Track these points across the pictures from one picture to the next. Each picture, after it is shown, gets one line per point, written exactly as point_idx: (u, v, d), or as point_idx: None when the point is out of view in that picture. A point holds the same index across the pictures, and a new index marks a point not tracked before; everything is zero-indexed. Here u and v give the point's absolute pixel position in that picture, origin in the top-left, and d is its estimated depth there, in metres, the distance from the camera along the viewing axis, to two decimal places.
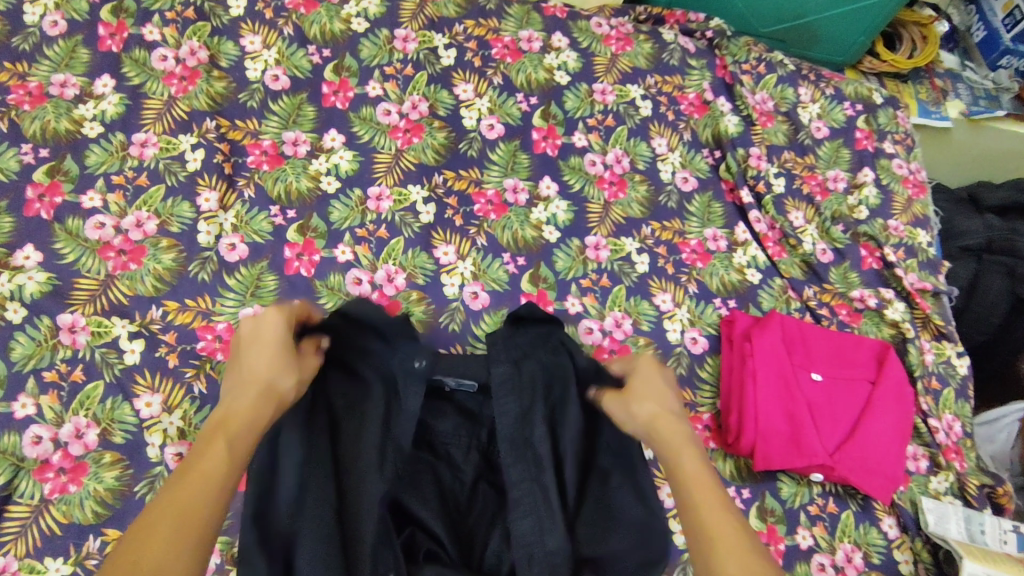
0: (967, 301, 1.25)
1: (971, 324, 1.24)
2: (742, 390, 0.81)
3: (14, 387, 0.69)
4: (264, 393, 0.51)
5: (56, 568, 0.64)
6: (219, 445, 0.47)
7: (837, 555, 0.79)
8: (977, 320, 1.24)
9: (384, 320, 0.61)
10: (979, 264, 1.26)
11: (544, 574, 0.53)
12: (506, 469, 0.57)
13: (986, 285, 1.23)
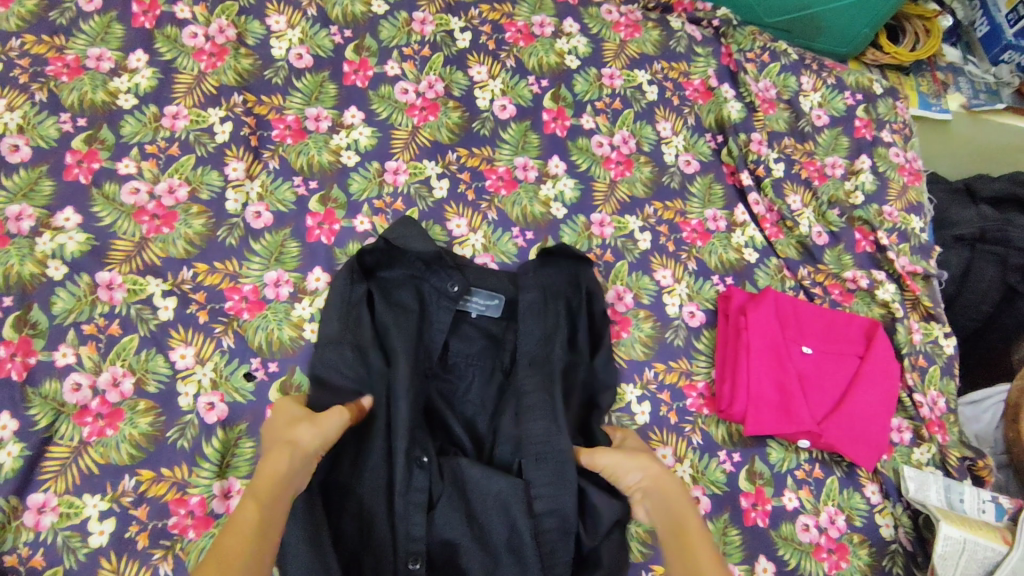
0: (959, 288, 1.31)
1: (962, 310, 1.31)
2: (735, 361, 0.86)
3: (55, 338, 0.74)
4: (283, 446, 0.60)
5: (93, 503, 0.70)
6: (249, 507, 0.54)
7: (821, 516, 0.85)
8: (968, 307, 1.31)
9: (422, 250, 0.78)
10: (973, 253, 1.30)
11: (552, 465, 0.69)
12: (524, 379, 0.73)
13: (978, 273, 1.29)
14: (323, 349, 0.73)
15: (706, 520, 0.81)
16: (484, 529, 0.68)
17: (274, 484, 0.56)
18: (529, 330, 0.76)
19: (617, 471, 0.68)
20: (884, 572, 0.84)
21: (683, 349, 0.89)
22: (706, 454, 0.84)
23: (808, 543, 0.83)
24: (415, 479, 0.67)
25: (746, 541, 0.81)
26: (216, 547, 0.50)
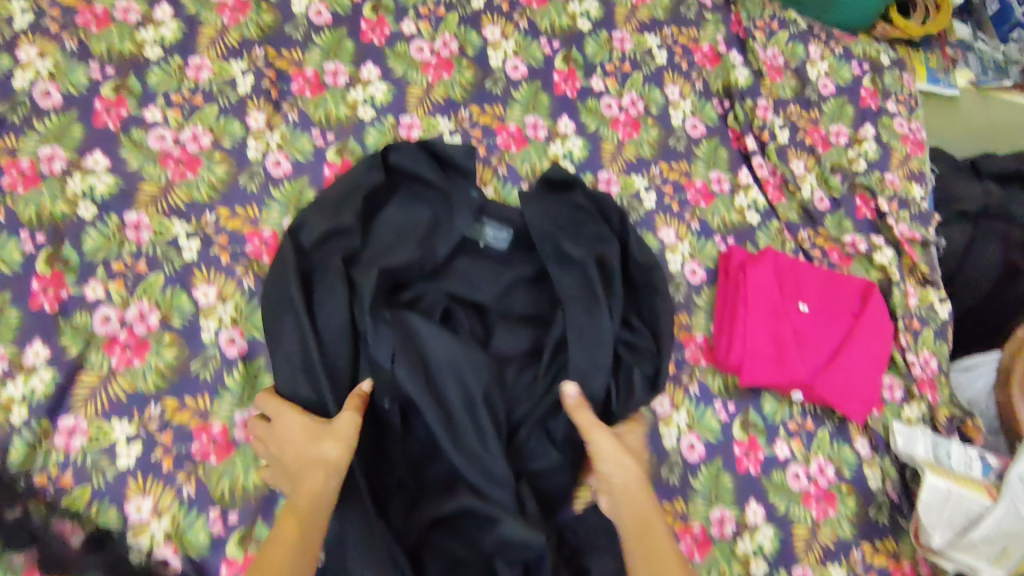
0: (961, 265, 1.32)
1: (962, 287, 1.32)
2: (734, 316, 0.89)
3: (86, 274, 0.78)
4: (316, 460, 0.66)
5: (121, 428, 0.74)
6: (290, 524, 0.62)
7: (811, 466, 0.89)
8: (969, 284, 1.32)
9: (454, 155, 0.86)
10: (977, 229, 1.33)
11: (591, 344, 0.80)
12: (564, 281, 0.83)
13: (980, 250, 1.31)
14: (317, 211, 0.81)
15: (700, 464, 0.85)
16: (441, 396, 0.75)
17: (313, 501, 0.64)
18: (540, 238, 0.85)
19: (604, 455, 0.70)
20: (870, 520, 0.88)
21: (684, 304, 0.92)
22: (703, 403, 0.88)
23: (798, 491, 0.87)
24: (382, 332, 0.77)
25: (737, 485, 0.85)
26: None
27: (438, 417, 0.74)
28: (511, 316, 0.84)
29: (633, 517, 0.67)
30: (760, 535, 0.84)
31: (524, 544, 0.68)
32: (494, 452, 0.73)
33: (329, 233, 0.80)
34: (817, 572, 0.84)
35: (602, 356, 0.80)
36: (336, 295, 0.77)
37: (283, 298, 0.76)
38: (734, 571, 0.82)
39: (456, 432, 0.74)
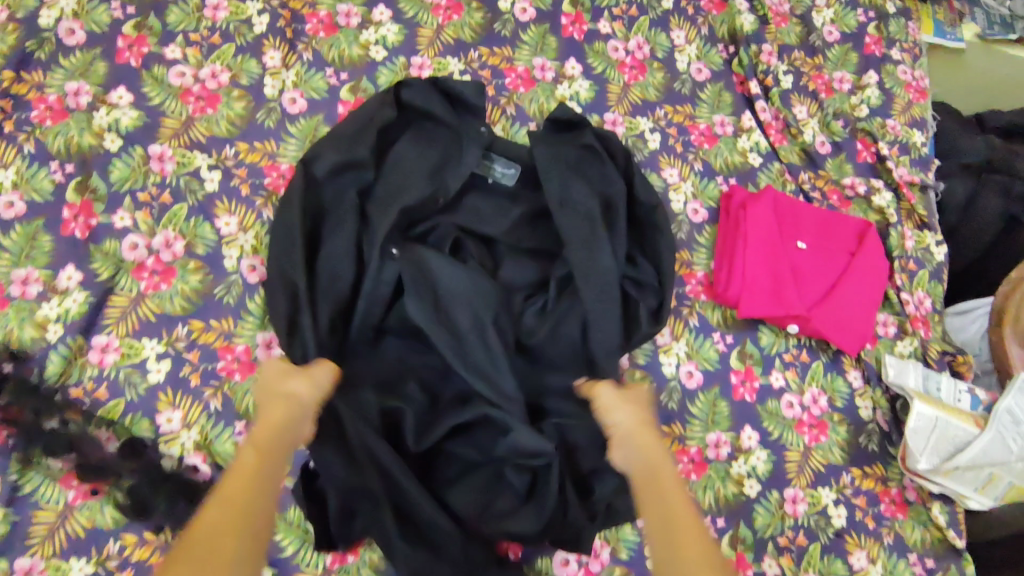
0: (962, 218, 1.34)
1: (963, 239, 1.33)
2: (733, 252, 0.92)
3: (114, 203, 0.82)
4: (282, 398, 0.67)
5: (151, 346, 0.79)
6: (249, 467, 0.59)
7: (805, 395, 0.93)
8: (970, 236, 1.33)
9: (465, 92, 0.90)
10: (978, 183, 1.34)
11: (597, 280, 0.82)
12: (574, 220, 0.84)
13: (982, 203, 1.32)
14: (331, 144, 0.84)
15: (698, 391, 0.90)
16: (450, 321, 0.79)
17: (276, 433, 0.63)
18: (549, 180, 0.86)
19: (607, 406, 0.71)
20: (860, 447, 0.92)
21: (686, 241, 0.95)
22: (701, 335, 0.92)
23: (791, 418, 0.91)
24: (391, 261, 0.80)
25: (733, 411, 0.90)
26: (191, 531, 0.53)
27: (449, 341, 0.78)
28: (518, 249, 0.88)
29: (637, 457, 0.67)
30: (753, 458, 0.88)
31: (533, 452, 0.75)
32: (502, 374, 0.77)
33: (338, 167, 0.82)
34: (807, 493, 0.89)
35: (613, 293, 0.83)
36: (345, 227, 0.80)
37: (290, 228, 0.79)
38: (729, 490, 0.86)
39: (466, 357, 0.78)
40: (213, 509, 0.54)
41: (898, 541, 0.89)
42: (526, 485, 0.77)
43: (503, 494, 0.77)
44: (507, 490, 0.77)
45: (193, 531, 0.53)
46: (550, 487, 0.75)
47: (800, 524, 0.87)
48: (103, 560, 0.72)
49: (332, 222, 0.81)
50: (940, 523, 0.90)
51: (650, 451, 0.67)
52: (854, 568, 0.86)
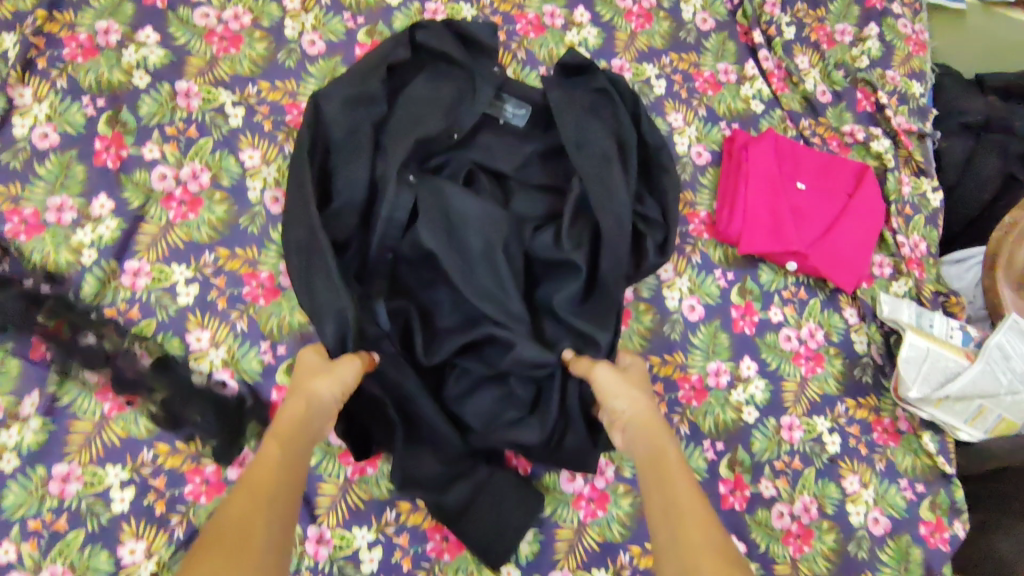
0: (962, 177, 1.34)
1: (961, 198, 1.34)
2: (735, 191, 0.96)
3: (143, 136, 0.86)
4: (304, 394, 0.68)
5: (180, 271, 0.83)
6: (274, 447, 0.60)
7: (802, 330, 0.97)
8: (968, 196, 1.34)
9: (477, 37, 0.94)
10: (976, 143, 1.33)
11: (605, 214, 0.85)
12: (583, 160, 0.87)
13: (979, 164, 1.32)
14: (348, 79, 0.87)
15: (699, 324, 0.94)
16: (463, 247, 0.82)
17: (297, 427, 0.64)
18: (562, 117, 0.90)
19: (609, 392, 0.74)
20: (855, 380, 0.96)
21: (689, 182, 0.99)
22: (704, 271, 0.96)
23: (789, 351, 0.95)
24: (405, 189, 0.83)
25: (733, 343, 0.94)
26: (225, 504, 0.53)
27: (457, 265, 0.82)
28: (529, 185, 0.92)
29: (645, 446, 0.68)
30: (752, 387, 0.93)
31: (537, 363, 0.80)
32: (510, 296, 0.81)
33: (352, 100, 0.85)
34: (803, 421, 0.93)
35: (623, 212, 0.85)
36: (359, 155, 0.84)
37: (306, 152, 0.81)
38: (727, 416, 0.91)
39: (475, 282, 0.82)
40: (239, 492, 0.54)
41: (889, 467, 0.93)
42: (532, 399, 0.83)
43: (508, 409, 0.82)
44: (512, 402, 0.83)
45: (220, 511, 0.52)
46: (553, 400, 0.81)
47: (796, 449, 0.92)
48: (137, 467, 0.77)
49: (348, 151, 0.85)
50: (930, 451, 0.94)
51: (656, 437, 0.68)
52: (847, 491, 0.91)
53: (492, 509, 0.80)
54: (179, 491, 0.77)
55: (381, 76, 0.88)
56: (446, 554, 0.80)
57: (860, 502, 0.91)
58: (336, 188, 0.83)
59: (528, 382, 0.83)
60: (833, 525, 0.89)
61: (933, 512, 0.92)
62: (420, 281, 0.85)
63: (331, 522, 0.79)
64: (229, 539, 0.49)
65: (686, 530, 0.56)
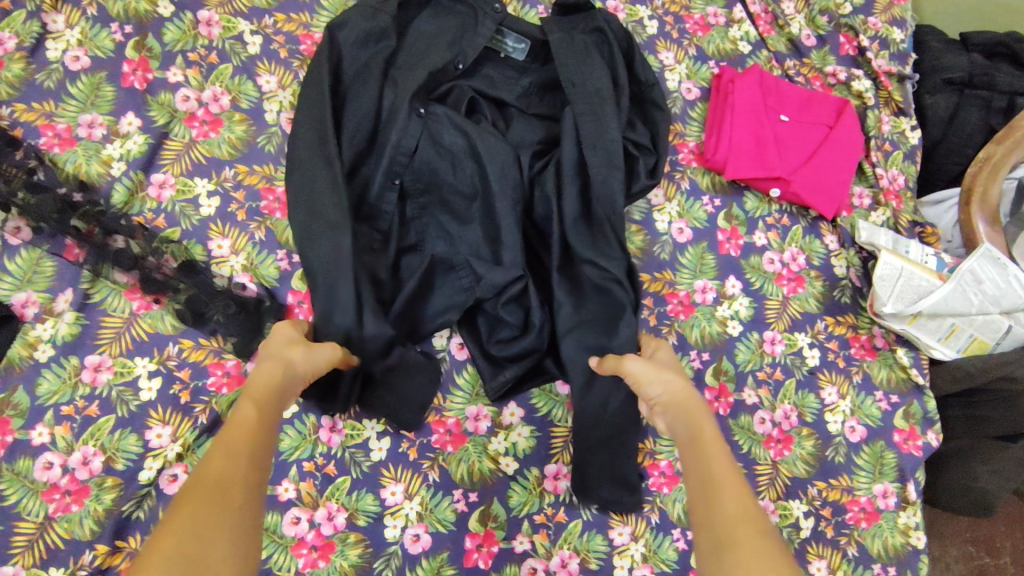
0: (945, 131, 1.27)
1: (945, 155, 1.28)
2: (722, 122, 1.02)
3: (167, 61, 0.93)
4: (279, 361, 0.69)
5: (202, 185, 0.89)
6: (249, 405, 0.61)
7: (785, 254, 1.03)
8: (952, 150, 1.27)
9: None
10: (961, 98, 1.26)
11: (603, 150, 0.88)
12: (577, 97, 0.91)
13: (963, 117, 1.25)
14: (360, 15, 0.90)
15: (688, 245, 1.00)
16: (461, 175, 0.89)
17: (273, 390, 0.65)
18: (562, 60, 0.93)
19: (643, 379, 0.74)
20: (834, 300, 1.02)
21: (680, 116, 1.06)
22: (693, 197, 1.02)
23: (771, 272, 1.01)
24: (413, 124, 0.88)
25: (719, 263, 1.00)
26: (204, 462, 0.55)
27: (467, 189, 0.89)
28: (528, 114, 0.97)
29: (683, 421, 0.69)
30: (736, 303, 0.98)
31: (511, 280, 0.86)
32: (503, 221, 0.87)
33: (362, 35, 0.90)
34: (785, 336, 0.99)
35: (615, 161, 0.89)
36: (368, 84, 0.89)
37: (321, 82, 0.85)
38: (713, 328, 0.96)
39: (474, 211, 0.90)
40: (217, 452, 0.56)
41: (866, 380, 0.99)
42: (521, 321, 0.89)
43: (503, 325, 0.89)
44: (506, 325, 0.89)
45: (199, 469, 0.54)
46: (533, 308, 0.87)
47: (778, 362, 0.97)
48: (163, 359, 0.83)
49: (359, 84, 0.89)
50: (904, 364, 1.00)
51: (696, 415, 0.69)
52: (825, 402, 0.97)
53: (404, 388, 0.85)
54: (202, 382, 0.83)
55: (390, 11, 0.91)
56: (449, 446, 0.86)
57: (837, 412, 0.97)
58: (347, 113, 0.88)
59: (514, 307, 0.89)
60: (812, 432, 0.95)
61: (907, 421, 0.98)
62: (420, 204, 0.91)
63: (343, 414, 0.85)
64: (207, 503, 0.50)
65: (724, 498, 0.58)
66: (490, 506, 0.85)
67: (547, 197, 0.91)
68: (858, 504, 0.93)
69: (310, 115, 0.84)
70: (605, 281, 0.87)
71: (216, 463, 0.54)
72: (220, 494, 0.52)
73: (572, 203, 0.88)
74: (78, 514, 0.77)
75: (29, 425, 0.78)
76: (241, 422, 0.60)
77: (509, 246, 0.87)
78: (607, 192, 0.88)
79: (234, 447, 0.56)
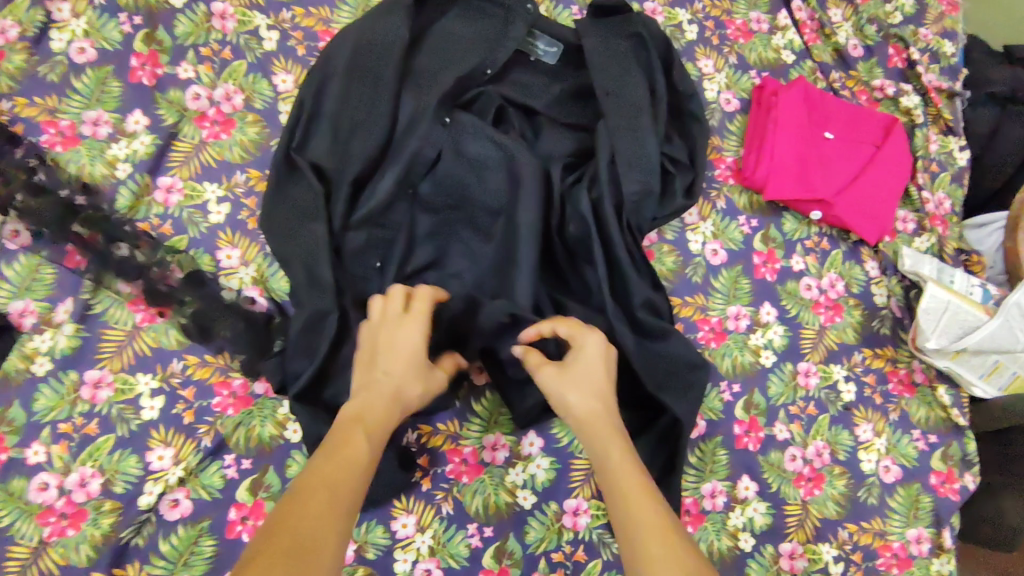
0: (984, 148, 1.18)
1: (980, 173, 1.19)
2: (764, 137, 0.97)
3: (178, 56, 0.87)
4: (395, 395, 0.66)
5: (212, 190, 0.84)
6: (358, 437, 0.60)
7: (823, 280, 0.97)
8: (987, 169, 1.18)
9: None
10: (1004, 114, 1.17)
11: (638, 171, 0.84)
12: (612, 110, 0.85)
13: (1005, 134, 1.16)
14: (381, 15, 0.85)
15: (722, 268, 0.94)
16: (485, 189, 0.83)
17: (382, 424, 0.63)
18: (597, 65, 0.87)
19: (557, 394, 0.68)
20: (873, 331, 0.97)
21: (718, 129, 1.00)
22: (728, 217, 0.97)
23: (809, 299, 0.96)
24: (436, 134, 0.83)
25: (755, 289, 0.94)
26: (297, 491, 0.53)
27: (489, 203, 0.83)
28: (558, 122, 0.91)
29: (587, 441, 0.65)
30: (771, 332, 0.93)
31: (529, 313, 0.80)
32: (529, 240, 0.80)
33: (376, 36, 0.84)
34: (820, 368, 0.93)
35: (650, 180, 0.85)
36: (382, 87, 0.84)
37: (344, 89, 0.83)
38: (745, 358, 0.91)
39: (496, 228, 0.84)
40: (312, 482, 0.54)
41: (903, 417, 0.94)
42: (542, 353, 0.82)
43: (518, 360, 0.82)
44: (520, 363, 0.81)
45: (287, 500, 0.52)
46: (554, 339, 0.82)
47: (811, 396, 0.92)
48: (167, 376, 0.78)
49: (374, 86, 0.83)
50: (945, 403, 0.95)
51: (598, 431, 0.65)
52: (860, 439, 0.92)
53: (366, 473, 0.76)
54: (207, 402, 0.78)
55: (409, 11, 0.86)
56: (465, 477, 0.82)
57: (872, 450, 0.92)
58: (361, 117, 0.83)
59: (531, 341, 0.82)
60: (845, 471, 0.90)
61: (945, 463, 0.93)
62: (439, 217, 0.84)
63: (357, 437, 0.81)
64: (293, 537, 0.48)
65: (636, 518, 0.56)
66: (506, 542, 0.80)
67: (581, 218, 0.84)
68: (890, 549, 0.89)
69: (326, 130, 0.82)
70: (632, 312, 0.83)
71: (310, 495, 0.52)
72: (307, 532, 0.49)
73: (617, 231, 0.83)
74: (74, 539, 0.72)
75: (24, 443, 0.74)
76: (347, 458, 0.58)
77: (524, 268, 0.80)
78: (636, 215, 0.86)
79: (333, 478, 0.55)
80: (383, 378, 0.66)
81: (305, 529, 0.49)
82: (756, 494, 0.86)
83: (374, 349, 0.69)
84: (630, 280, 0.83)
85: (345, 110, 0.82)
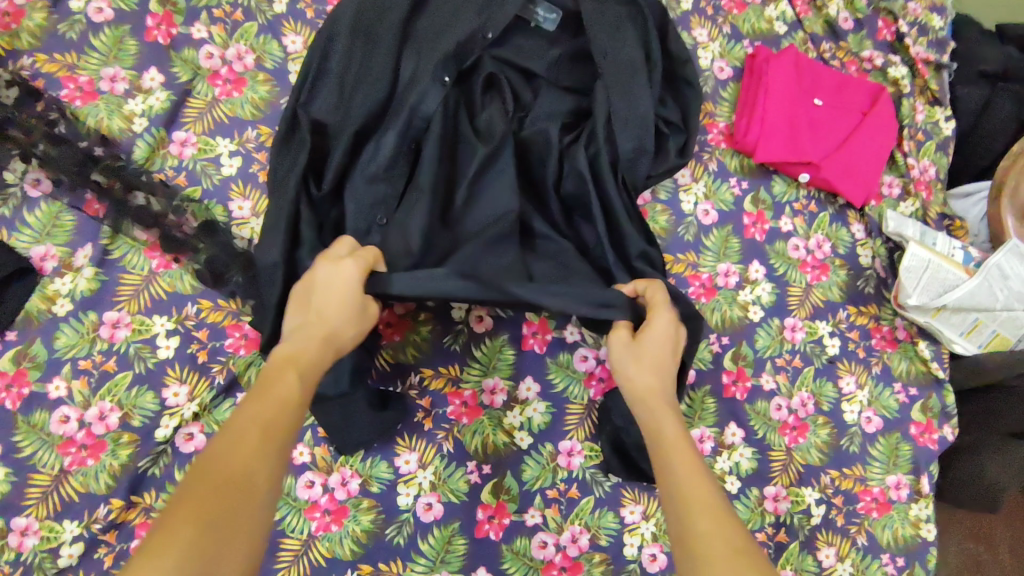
0: (974, 122, 1.21)
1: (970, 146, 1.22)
2: (755, 103, 1.00)
3: (191, 17, 0.91)
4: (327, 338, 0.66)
5: (224, 144, 0.88)
6: (291, 376, 0.60)
7: (811, 241, 1.01)
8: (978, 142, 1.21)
9: None
10: (993, 91, 1.21)
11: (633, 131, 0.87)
12: (607, 73, 0.89)
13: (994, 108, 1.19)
14: None
15: (713, 227, 0.98)
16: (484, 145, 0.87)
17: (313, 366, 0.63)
18: (593, 29, 0.90)
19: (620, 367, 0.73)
20: (857, 289, 1.01)
21: (711, 95, 1.04)
22: (720, 178, 1.00)
23: (796, 259, 1.00)
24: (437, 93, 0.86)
25: (744, 247, 0.98)
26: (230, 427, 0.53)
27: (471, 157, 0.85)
28: (557, 85, 0.94)
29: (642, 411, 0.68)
30: (759, 288, 0.97)
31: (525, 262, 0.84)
32: None
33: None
34: (806, 323, 0.97)
35: (645, 139, 0.88)
36: (386, 48, 0.87)
37: (347, 50, 0.86)
38: (734, 312, 0.95)
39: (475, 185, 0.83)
40: (244, 419, 0.54)
41: (885, 371, 0.98)
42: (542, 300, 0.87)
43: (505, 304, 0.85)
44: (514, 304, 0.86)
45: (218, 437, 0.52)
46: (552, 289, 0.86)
47: (797, 349, 0.96)
48: (182, 319, 0.82)
49: (377, 48, 0.87)
50: (925, 357, 1.00)
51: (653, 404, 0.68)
52: (843, 391, 0.96)
53: (349, 421, 0.78)
54: (220, 343, 0.83)
55: None
56: (464, 418, 0.86)
57: (854, 401, 0.96)
58: (365, 77, 0.86)
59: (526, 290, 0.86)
60: (828, 421, 0.94)
61: (925, 414, 0.98)
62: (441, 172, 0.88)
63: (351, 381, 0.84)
64: (223, 478, 0.48)
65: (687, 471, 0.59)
66: (503, 479, 0.85)
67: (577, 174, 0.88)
68: (870, 494, 0.93)
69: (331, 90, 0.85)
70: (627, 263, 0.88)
71: (239, 434, 0.52)
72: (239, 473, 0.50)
73: (611, 186, 0.87)
74: (94, 468, 0.76)
75: (46, 378, 0.78)
76: (280, 394, 0.57)
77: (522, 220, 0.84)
78: (631, 172, 0.89)
79: (270, 418, 0.55)
80: (315, 318, 0.67)
81: (235, 472, 0.49)
82: (742, 440, 0.90)
83: (308, 296, 0.69)
84: (624, 232, 0.87)
85: (350, 69, 0.86)
